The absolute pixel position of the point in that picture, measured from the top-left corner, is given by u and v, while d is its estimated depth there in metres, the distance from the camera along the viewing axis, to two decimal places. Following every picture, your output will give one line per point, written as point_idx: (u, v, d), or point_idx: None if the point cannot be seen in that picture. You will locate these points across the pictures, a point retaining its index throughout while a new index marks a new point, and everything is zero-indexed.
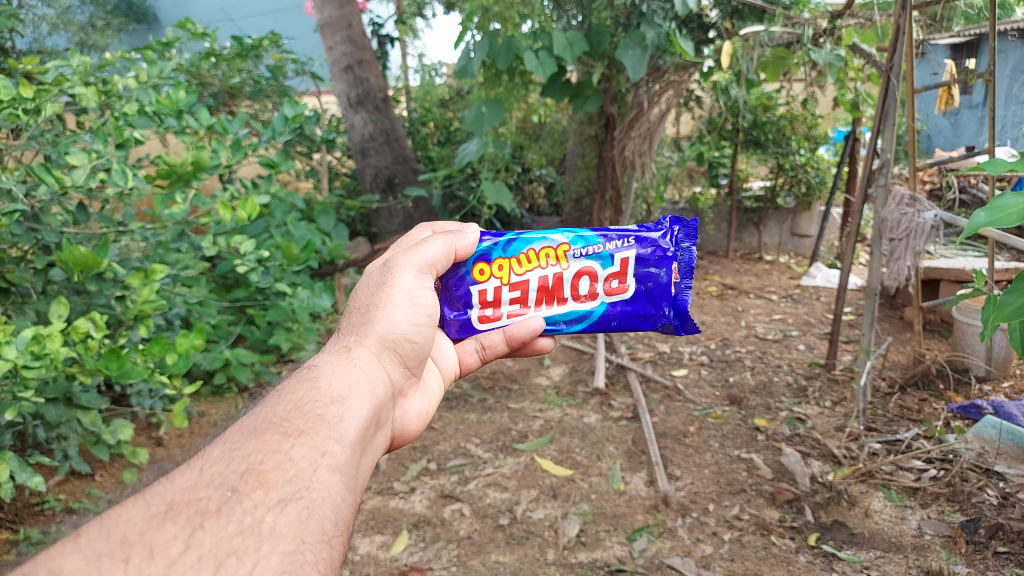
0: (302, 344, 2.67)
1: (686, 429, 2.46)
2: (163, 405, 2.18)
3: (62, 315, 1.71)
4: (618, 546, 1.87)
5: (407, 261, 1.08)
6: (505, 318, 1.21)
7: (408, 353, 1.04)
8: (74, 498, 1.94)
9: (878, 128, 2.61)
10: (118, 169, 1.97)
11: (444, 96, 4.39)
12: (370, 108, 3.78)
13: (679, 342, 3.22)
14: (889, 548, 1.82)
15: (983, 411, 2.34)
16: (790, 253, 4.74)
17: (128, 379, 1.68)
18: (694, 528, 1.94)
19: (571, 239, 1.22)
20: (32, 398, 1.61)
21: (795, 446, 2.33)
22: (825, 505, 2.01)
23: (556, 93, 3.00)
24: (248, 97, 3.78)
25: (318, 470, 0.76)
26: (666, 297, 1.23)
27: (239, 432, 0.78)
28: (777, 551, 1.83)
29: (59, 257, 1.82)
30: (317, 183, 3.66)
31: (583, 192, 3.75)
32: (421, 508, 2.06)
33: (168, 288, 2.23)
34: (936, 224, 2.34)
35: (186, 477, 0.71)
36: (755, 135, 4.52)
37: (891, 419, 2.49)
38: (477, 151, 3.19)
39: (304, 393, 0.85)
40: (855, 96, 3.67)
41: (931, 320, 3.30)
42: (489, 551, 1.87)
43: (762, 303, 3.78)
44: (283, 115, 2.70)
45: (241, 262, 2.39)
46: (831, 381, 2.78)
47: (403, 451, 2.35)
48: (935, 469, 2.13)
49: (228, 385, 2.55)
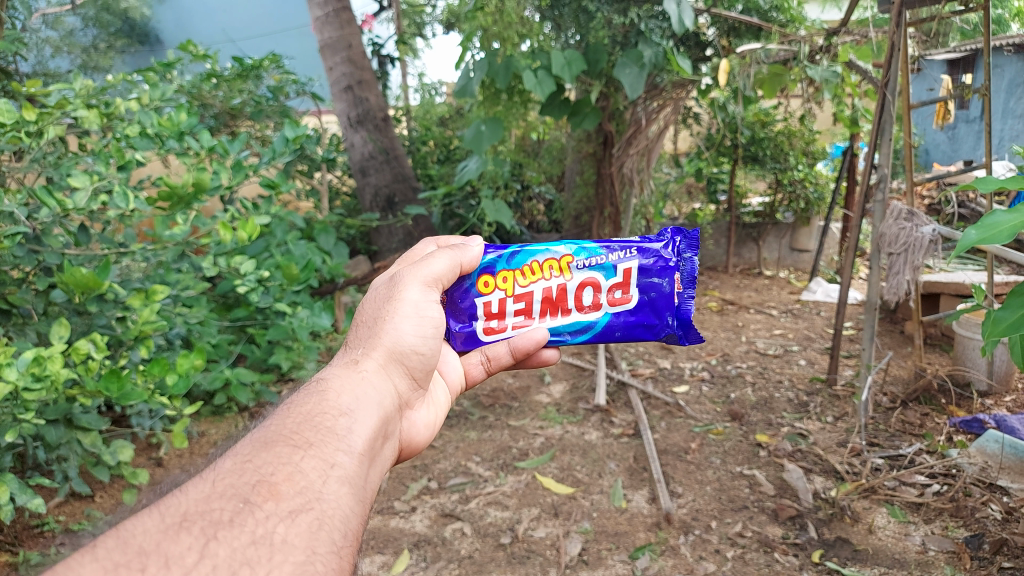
0: (302, 363, 2.66)
1: (688, 446, 2.45)
2: (163, 425, 2.18)
3: (63, 336, 1.71)
4: (620, 564, 1.86)
5: (414, 275, 1.08)
6: (511, 329, 1.22)
7: (416, 365, 1.04)
8: (74, 520, 1.94)
9: (875, 142, 2.60)
10: (120, 191, 1.99)
11: (443, 115, 4.43)
12: (370, 127, 3.80)
13: (680, 358, 3.22)
14: (893, 565, 1.81)
15: (985, 425, 2.34)
16: (789, 268, 4.76)
17: (128, 400, 1.69)
18: (697, 546, 1.93)
19: (575, 250, 1.23)
20: (32, 419, 1.61)
21: (797, 462, 2.32)
22: (828, 522, 2.01)
23: (555, 111, 3.02)
24: (249, 117, 3.79)
25: (327, 481, 0.76)
26: (669, 307, 1.24)
27: (250, 444, 0.78)
28: (781, 569, 1.82)
29: (60, 278, 1.83)
30: (318, 202, 3.67)
31: (583, 209, 3.76)
32: (422, 527, 2.05)
33: (169, 308, 2.23)
34: (935, 238, 2.34)
35: (199, 488, 0.72)
36: (753, 151, 4.52)
37: (893, 434, 2.49)
38: (477, 169, 3.20)
39: (314, 405, 0.85)
40: (852, 111, 3.71)
41: (931, 334, 3.30)
42: (491, 570, 1.85)
43: (763, 318, 3.78)
44: (283, 135, 2.71)
45: (242, 282, 2.41)
46: (832, 397, 2.78)
47: (403, 470, 2.35)
48: (938, 484, 2.13)
49: (229, 405, 2.54)
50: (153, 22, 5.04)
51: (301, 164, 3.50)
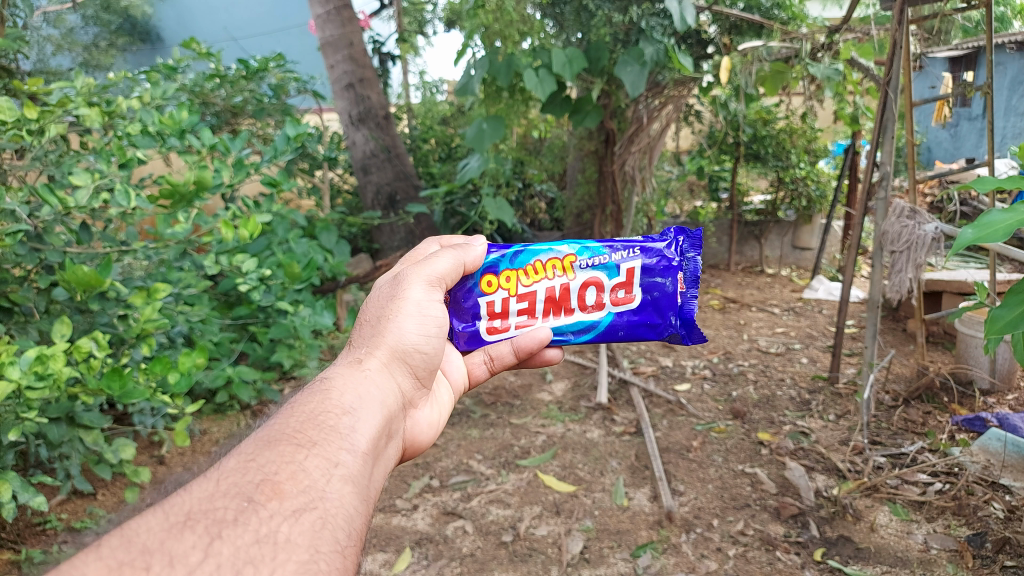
0: (304, 361, 2.66)
1: (689, 444, 2.45)
2: (164, 423, 2.18)
3: (64, 334, 1.71)
4: (621, 562, 1.86)
5: (417, 273, 1.08)
6: (513, 329, 1.21)
7: (418, 364, 1.04)
8: (76, 518, 1.93)
9: (877, 140, 2.59)
10: (121, 190, 1.99)
11: (446, 113, 4.42)
12: (372, 125, 3.79)
13: (681, 356, 3.22)
14: (895, 563, 1.81)
15: (987, 423, 2.33)
16: (792, 265, 4.76)
17: (130, 398, 1.69)
18: (699, 544, 1.92)
19: (577, 250, 1.23)
20: (35, 418, 1.61)
21: (799, 460, 2.32)
22: (830, 520, 2.01)
23: (556, 109, 3.01)
24: (250, 115, 3.79)
25: (331, 481, 0.76)
26: (672, 306, 1.23)
27: (254, 442, 0.78)
28: (782, 567, 1.82)
29: (61, 277, 1.83)
30: (319, 200, 3.67)
31: (584, 206, 3.75)
32: (424, 525, 2.05)
33: (170, 306, 2.23)
34: (937, 236, 2.33)
35: (203, 486, 0.71)
36: (755, 148, 4.51)
37: (895, 432, 2.48)
38: (479, 167, 3.19)
39: (317, 404, 0.85)
40: (854, 109, 3.70)
41: (934, 332, 3.30)
42: (492, 568, 1.85)
43: (765, 316, 3.77)
44: (285, 134, 2.71)
45: (243, 280, 2.41)
46: (835, 395, 2.78)
47: (405, 468, 2.35)
48: (940, 482, 2.13)
49: (231, 403, 2.54)
50: (155, 20, 5.05)
51: (303, 163, 3.50)
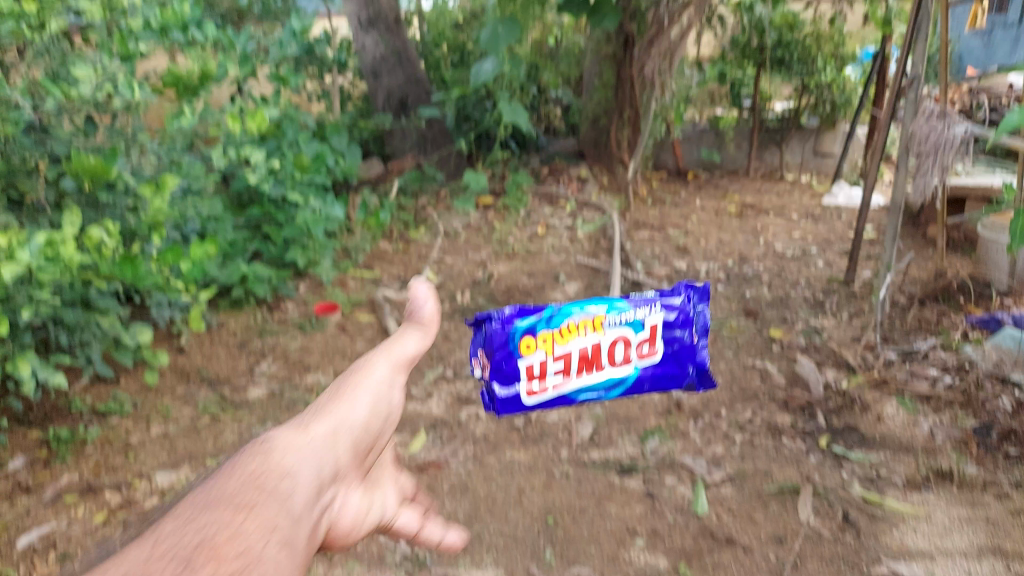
0: (319, 258, 2.72)
1: (700, 336, 2.48)
2: (182, 316, 2.26)
3: (75, 219, 1.73)
4: (629, 445, 1.92)
5: (383, 357, 0.99)
6: (551, 390, 1.21)
7: (375, 438, 0.96)
8: (101, 401, 2.03)
9: (910, 42, 2.51)
10: (127, 83, 2.01)
11: (460, 18, 4.29)
12: (383, 28, 3.74)
13: (696, 259, 3.21)
14: (899, 451, 1.86)
15: (1003, 324, 2.33)
16: (811, 172, 4.69)
17: (144, 283, 1.76)
18: (706, 430, 1.97)
19: (606, 309, 1.21)
20: (48, 299, 1.68)
21: (810, 354, 2.35)
22: (837, 410, 2.04)
23: (574, 8, 2.92)
24: (258, 16, 3.72)
25: (264, 546, 0.71)
26: (691, 357, 1.26)
27: (187, 509, 0.73)
28: (787, 452, 1.87)
29: (69, 166, 1.86)
30: (331, 102, 3.65)
31: (601, 110, 3.71)
32: (439, 410, 2.12)
33: (182, 201, 2.28)
34: (964, 140, 2.28)
35: (130, 556, 0.67)
36: (780, 54, 4.33)
37: (909, 330, 2.50)
38: (493, 68, 3.12)
39: (254, 468, 0.80)
40: (885, 10, 3.57)
41: (953, 237, 3.28)
42: (504, 449, 1.93)
43: (782, 221, 3.74)
44: (292, 31, 2.74)
45: (255, 174, 2.42)
46: (849, 295, 2.79)
47: (420, 358, 2.40)
48: (950, 377, 2.15)
49: (247, 296, 2.59)
50: None
51: (315, 67, 3.48)
